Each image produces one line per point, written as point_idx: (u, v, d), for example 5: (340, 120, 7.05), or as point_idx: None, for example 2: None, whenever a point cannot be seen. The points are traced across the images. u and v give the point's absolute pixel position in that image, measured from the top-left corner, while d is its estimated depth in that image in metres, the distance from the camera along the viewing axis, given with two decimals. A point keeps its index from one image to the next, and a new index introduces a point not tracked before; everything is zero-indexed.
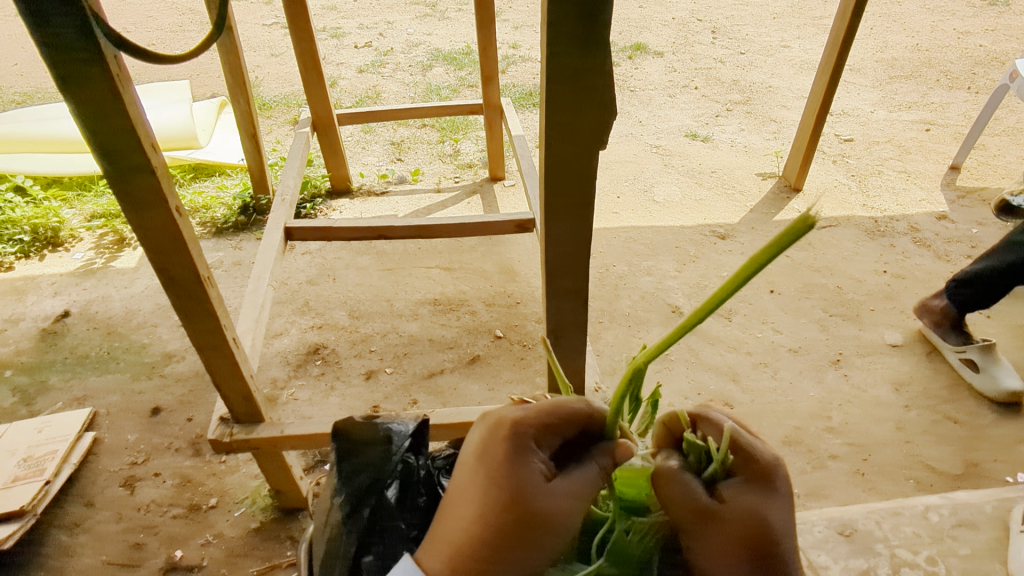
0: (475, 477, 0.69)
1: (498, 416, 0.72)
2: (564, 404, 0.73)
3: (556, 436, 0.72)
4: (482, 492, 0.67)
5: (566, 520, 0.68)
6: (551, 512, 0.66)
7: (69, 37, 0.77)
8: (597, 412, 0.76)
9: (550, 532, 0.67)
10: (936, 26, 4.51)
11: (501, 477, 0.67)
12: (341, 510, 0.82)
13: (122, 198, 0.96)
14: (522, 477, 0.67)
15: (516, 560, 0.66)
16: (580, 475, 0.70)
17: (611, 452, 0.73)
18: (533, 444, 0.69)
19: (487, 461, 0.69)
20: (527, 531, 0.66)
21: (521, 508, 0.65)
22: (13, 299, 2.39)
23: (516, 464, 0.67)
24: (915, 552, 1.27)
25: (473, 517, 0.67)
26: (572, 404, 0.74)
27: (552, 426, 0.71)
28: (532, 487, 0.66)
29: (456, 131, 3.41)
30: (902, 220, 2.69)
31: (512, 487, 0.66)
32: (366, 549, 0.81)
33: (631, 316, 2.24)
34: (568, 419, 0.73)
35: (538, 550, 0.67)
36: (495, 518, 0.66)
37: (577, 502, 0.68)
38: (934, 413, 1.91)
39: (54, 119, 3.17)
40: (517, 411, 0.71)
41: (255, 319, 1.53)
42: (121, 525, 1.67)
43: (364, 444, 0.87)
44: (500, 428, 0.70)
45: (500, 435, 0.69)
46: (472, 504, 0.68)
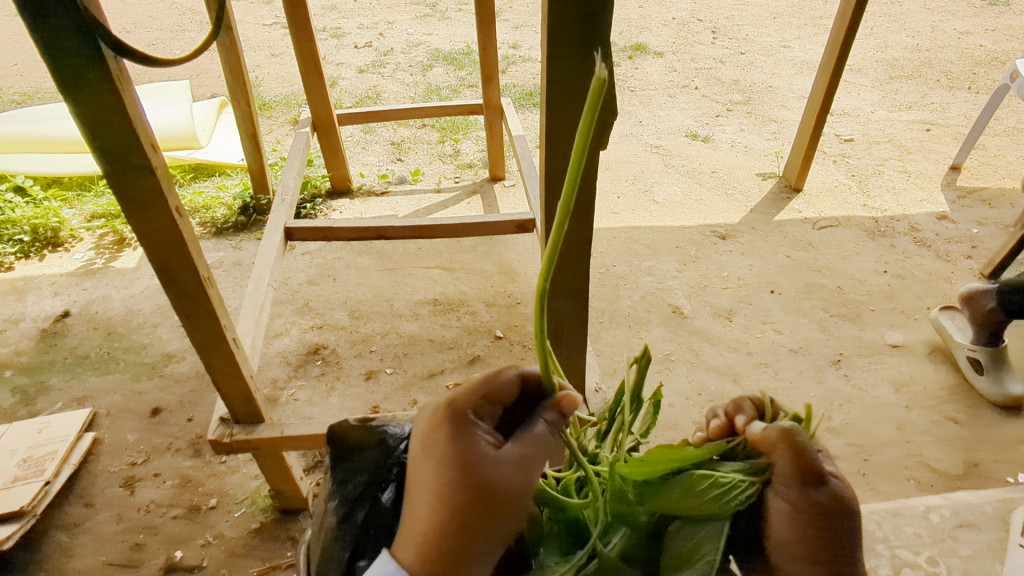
0: (425, 465, 0.71)
1: (437, 402, 0.74)
2: (498, 374, 0.75)
3: (495, 407, 0.74)
4: (434, 477, 0.69)
5: (522, 484, 0.70)
6: (504, 479, 0.69)
7: (68, 36, 0.77)
8: (530, 372, 0.78)
9: (507, 499, 0.70)
10: (937, 26, 4.51)
11: (452, 456, 0.69)
12: (334, 515, 0.82)
13: (121, 197, 0.95)
14: (468, 454, 0.69)
15: (481, 532, 0.69)
16: (526, 442, 0.73)
17: (553, 406, 0.74)
18: (474, 420, 0.72)
19: (433, 447, 0.70)
20: (485, 503, 0.68)
21: (473, 482, 0.68)
22: (13, 299, 2.39)
23: (459, 443, 0.69)
24: (916, 553, 1.27)
25: (430, 503, 0.69)
26: (505, 371, 0.76)
27: (488, 398, 0.74)
28: (484, 459, 0.69)
29: (456, 131, 3.41)
30: (903, 221, 2.69)
31: (460, 465, 0.68)
32: (360, 554, 0.80)
33: (632, 316, 2.23)
34: (505, 390, 0.75)
35: (501, 517, 0.70)
36: (452, 499, 0.68)
37: (528, 466, 0.71)
38: (934, 414, 1.91)
39: (54, 119, 3.17)
40: (452, 392, 0.73)
41: (255, 319, 1.53)
42: (121, 526, 1.67)
43: (360, 447, 0.87)
44: (438, 412, 0.72)
45: (441, 417, 0.71)
46: (429, 491, 0.69)
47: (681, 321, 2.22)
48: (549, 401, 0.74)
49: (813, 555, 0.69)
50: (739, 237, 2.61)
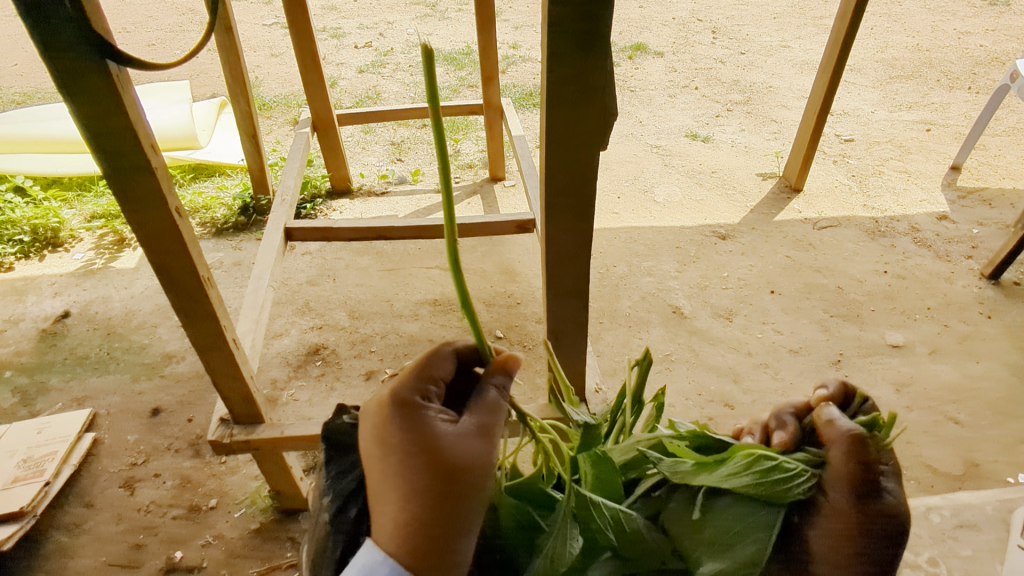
0: (385, 459, 0.70)
1: (380, 396, 0.74)
2: (432, 354, 0.75)
3: (439, 386, 0.75)
4: (397, 467, 0.69)
5: (487, 454, 0.71)
6: (468, 453, 0.70)
7: (69, 38, 0.77)
8: (463, 344, 0.79)
9: (478, 472, 0.70)
10: (936, 26, 4.51)
11: (408, 442, 0.69)
12: (328, 510, 0.81)
13: (121, 197, 0.95)
14: (425, 436, 0.69)
15: (460, 508, 0.69)
16: (481, 409, 0.73)
17: (498, 369, 0.76)
18: (421, 404, 0.72)
19: (388, 438, 0.70)
20: (455, 480, 0.69)
21: (438, 462, 0.68)
22: (13, 299, 2.39)
23: (413, 430, 0.69)
24: (916, 554, 1.27)
25: (401, 494, 0.69)
26: (438, 349, 0.76)
27: (430, 379, 0.74)
28: (439, 439, 0.69)
29: (456, 131, 3.41)
30: (903, 221, 2.69)
31: (421, 449, 0.69)
32: (352, 550, 0.81)
33: (632, 316, 2.23)
34: (444, 366, 0.75)
35: (475, 490, 0.70)
36: (422, 482, 0.68)
37: (488, 435, 0.72)
38: (935, 414, 1.90)
39: (54, 119, 3.17)
40: (393, 383, 0.73)
41: (255, 319, 1.52)
42: (121, 526, 1.67)
43: (355, 444, 0.88)
44: (384, 406, 0.72)
45: (387, 409, 0.71)
46: (397, 482, 0.69)
47: (681, 321, 2.22)
48: (493, 366, 0.76)
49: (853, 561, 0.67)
50: (739, 237, 2.61)
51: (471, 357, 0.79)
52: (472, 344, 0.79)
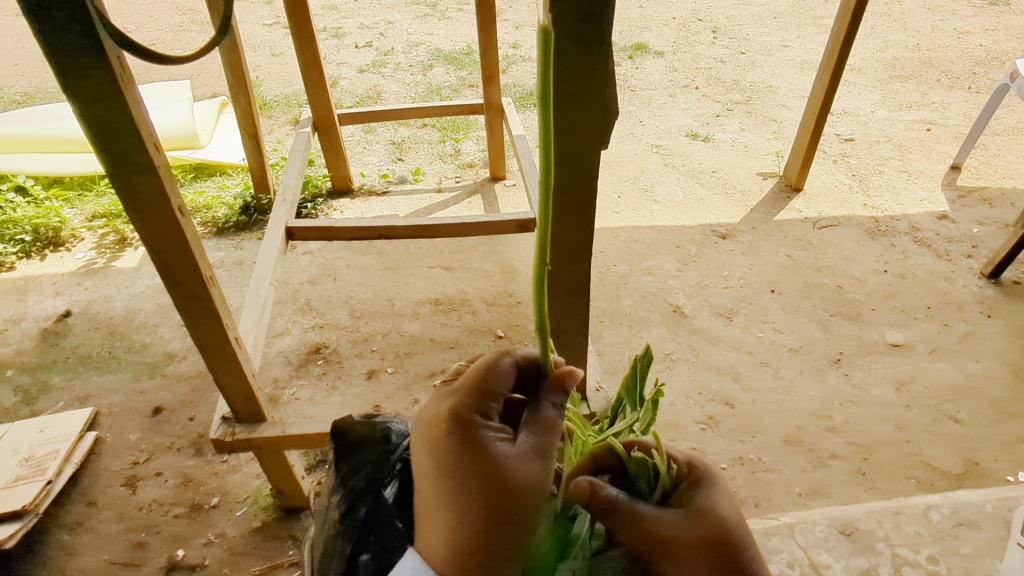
0: (442, 477, 0.69)
1: (435, 410, 0.71)
2: (491, 366, 0.72)
3: (499, 400, 0.72)
4: (453, 487, 0.68)
5: (547, 475, 0.69)
6: (529, 474, 0.67)
7: (69, 34, 0.77)
8: (522, 354, 0.75)
9: (536, 494, 0.68)
10: (937, 26, 4.50)
11: (467, 466, 0.67)
12: (338, 509, 0.83)
13: (122, 195, 0.96)
14: (486, 458, 0.67)
15: (515, 530, 0.67)
16: (542, 430, 0.70)
17: (557, 386, 0.73)
18: (481, 422, 0.70)
19: (448, 457, 0.68)
20: (513, 503, 0.67)
21: (500, 484, 0.66)
22: (15, 299, 2.39)
23: (475, 449, 0.68)
24: (916, 552, 1.27)
25: (459, 514, 0.67)
26: (496, 359, 0.73)
27: (490, 394, 0.71)
28: (500, 464, 0.67)
29: (456, 131, 3.41)
30: (903, 220, 2.69)
31: (483, 469, 0.67)
32: (362, 548, 0.82)
33: (632, 316, 2.24)
34: (504, 382, 0.72)
35: (534, 512, 0.68)
36: (482, 505, 0.66)
37: (548, 455, 0.70)
38: (935, 413, 1.91)
39: (56, 119, 3.18)
40: (451, 398, 0.71)
41: (256, 319, 1.53)
42: (123, 525, 1.67)
43: (362, 442, 0.89)
44: (442, 422, 0.69)
45: (445, 428, 0.69)
46: (454, 503, 0.68)
47: (681, 321, 2.22)
48: (553, 381, 0.73)
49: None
50: (739, 236, 2.61)
51: (528, 367, 0.76)
52: (532, 355, 0.76)
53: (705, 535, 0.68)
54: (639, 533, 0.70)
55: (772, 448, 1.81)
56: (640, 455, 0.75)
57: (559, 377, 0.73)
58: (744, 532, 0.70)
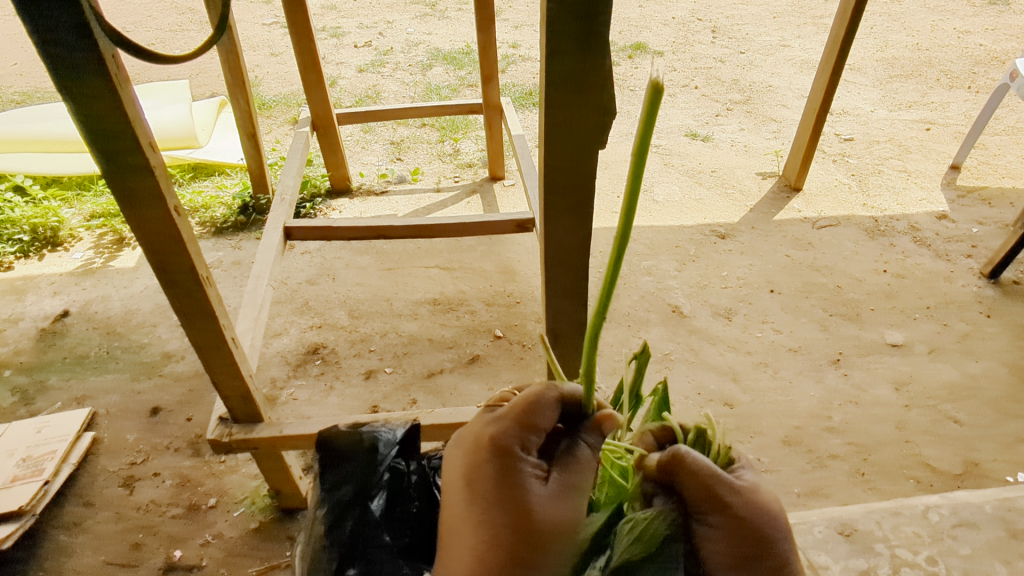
0: (474, 505, 0.67)
1: (476, 434, 0.71)
2: (538, 400, 0.70)
3: (539, 435, 0.71)
4: (484, 516, 0.66)
5: (577, 516, 0.68)
6: (561, 514, 0.67)
7: (64, 35, 0.77)
8: (570, 392, 0.72)
9: (562, 538, 0.67)
10: (937, 26, 4.49)
11: (501, 498, 0.66)
12: (324, 522, 0.85)
13: (119, 196, 0.95)
14: (522, 491, 0.66)
15: (538, 569, 0.65)
16: (577, 475, 0.69)
17: (593, 427, 0.73)
18: (519, 454, 0.69)
19: (483, 486, 0.67)
20: (539, 543, 0.65)
21: (533, 519, 0.65)
22: (13, 299, 2.39)
23: (512, 481, 0.67)
24: (915, 552, 1.27)
25: (487, 547, 0.65)
26: (545, 394, 0.71)
27: (532, 428, 0.70)
28: (534, 502, 0.66)
29: (455, 130, 3.40)
30: (902, 220, 2.68)
31: (518, 502, 0.66)
32: (349, 563, 0.82)
33: (631, 316, 2.23)
34: (547, 418, 0.70)
35: (561, 553, 0.67)
36: (512, 538, 0.65)
37: (580, 496, 0.69)
38: (934, 413, 1.90)
39: (54, 119, 3.17)
40: (490, 425, 0.70)
41: (254, 318, 1.52)
42: (120, 525, 1.67)
43: (348, 453, 0.90)
44: (481, 448, 0.69)
45: (484, 456, 0.68)
46: (484, 533, 0.66)
47: (680, 321, 2.22)
48: (593, 424, 0.72)
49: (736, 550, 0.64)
50: (738, 236, 2.61)
51: (572, 406, 0.73)
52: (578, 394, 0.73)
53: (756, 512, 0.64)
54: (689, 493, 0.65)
55: (771, 448, 1.81)
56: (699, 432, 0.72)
57: (598, 421, 0.73)
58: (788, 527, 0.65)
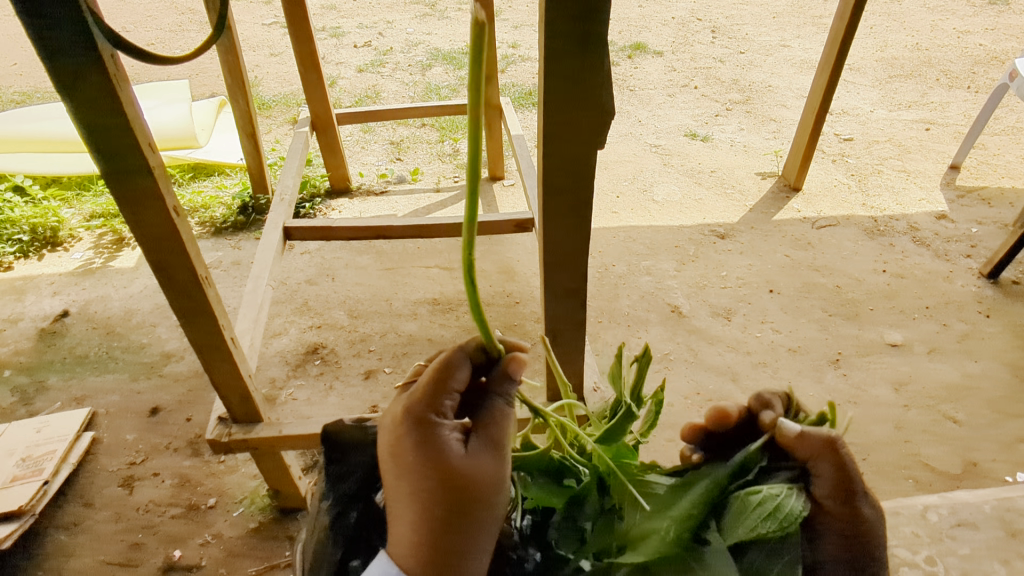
0: (403, 478, 0.68)
1: (395, 409, 0.70)
2: (446, 363, 0.69)
3: (454, 397, 0.70)
4: (414, 485, 0.67)
5: (504, 468, 0.69)
6: (486, 471, 0.67)
7: (63, 36, 0.77)
8: (473, 345, 0.72)
9: (493, 491, 0.68)
10: (937, 25, 4.49)
11: (426, 467, 0.67)
12: (328, 514, 0.84)
13: (118, 196, 0.95)
14: (443, 456, 0.67)
15: (477, 524, 0.68)
16: (495, 425, 0.70)
17: (504, 373, 0.73)
18: (436, 420, 0.68)
19: (407, 461, 0.67)
20: (470, 502, 0.67)
21: (460, 482, 0.66)
22: (13, 299, 2.39)
23: (433, 448, 0.67)
24: (914, 552, 1.27)
25: (422, 514, 0.67)
26: (452, 356, 0.70)
27: (445, 392, 0.69)
28: (458, 464, 0.67)
29: (455, 130, 3.40)
30: (902, 220, 2.69)
31: (441, 469, 0.66)
32: (353, 554, 0.83)
33: (631, 316, 2.23)
34: (459, 377, 0.70)
35: (494, 506, 0.69)
36: (443, 503, 0.66)
37: (501, 449, 0.69)
38: (934, 413, 1.90)
39: (53, 119, 3.17)
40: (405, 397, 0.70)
41: (253, 318, 1.52)
42: (120, 525, 1.67)
43: (353, 447, 0.89)
44: (399, 423, 0.68)
45: (402, 430, 0.68)
46: (417, 504, 0.67)
47: (680, 321, 2.22)
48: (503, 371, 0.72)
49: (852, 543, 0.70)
50: (738, 236, 2.61)
51: (480, 356, 0.73)
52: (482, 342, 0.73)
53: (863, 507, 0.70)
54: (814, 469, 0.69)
55: None
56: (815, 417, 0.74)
57: (510, 367, 0.72)
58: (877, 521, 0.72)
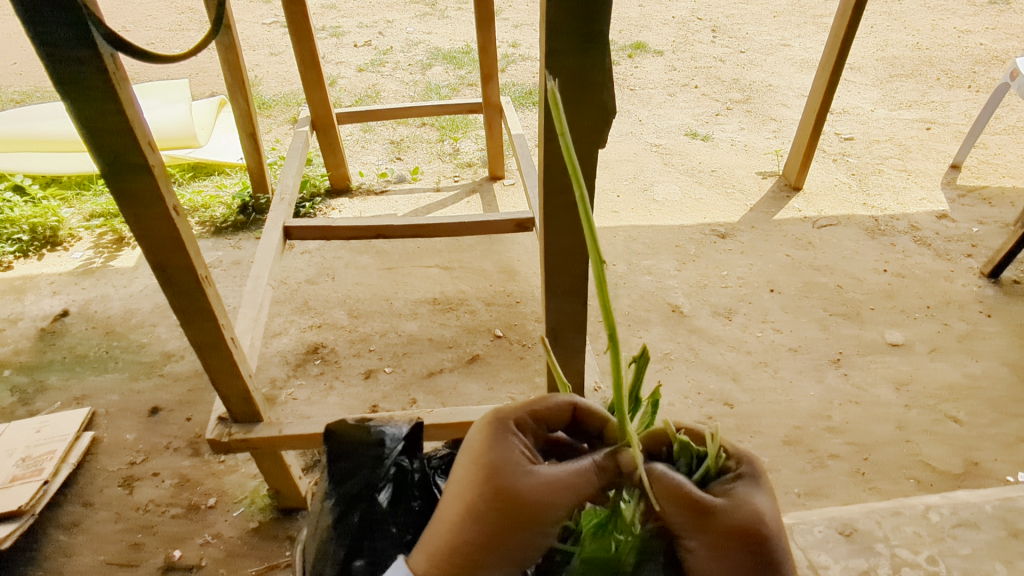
0: (463, 469, 0.71)
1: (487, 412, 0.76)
2: (546, 398, 0.76)
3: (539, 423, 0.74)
4: (469, 473, 0.70)
5: (553, 508, 0.66)
6: (528, 495, 0.66)
7: (62, 32, 0.76)
8: (585, 404, 0.76)
9: (534, 509, 0.66)
10: (937, 24, 4.49)
11: (484, 458, 0.69)
12: (331, 514, 0.87)
13: (118, 195, 0.95)
14: (502, 460, 0.69)
15: (507, 532, 0.67)
16: (570, 467, 0.68)
17: (608, 458, 0.68)
18: (516, 429, 0.72)
19: (470, 453, 0.72)
20: (511, 507, 0.67)
21: (496, 487, 0.67)
22: (12, 299, 2.38)
23: (495, 448, 0.69)
24: (915, 552, 1.26)
25: (458, 502, 0.70)
26: (559, 398, 0.76)
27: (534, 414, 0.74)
28: (515, 467, 0.68)
29: (455, 130, 3.40)
30: (902, 220, 2.68)
31: (489, 467, 0.68)
32: (357, 554, 0.85)
33: (631, 316, 2.23)
34: (553, 408, 0.76)
35: (526, 534, 0.68)
36: (476, 503, 0.68)
37: (558, 493, 0.66)
38: (934, 413, 1.90)
39: (52, 118, 3.16)
40: (503, 406, 0.74)
41: (253, 318, 1.51)
42: (119, 525, 1.67)
43: (357, 445, 0.91)
44: (484, 421, 0.74)
45: (485, 424, 0.73)
46: (458, 491, 0.70)
47: (680, 320, 2.21)
48: (607, 456, 0.68)
49: (728, 555, 0.63)
50: (738, 236, 2.60)
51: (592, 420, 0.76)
52: (601, 412, 0.76)
53: (747, 512, 0.63)
54: (687, 516, 0.64)
55: (771, 448, 1.81)
56: (683, 441, 0.70)
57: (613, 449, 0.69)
58: (783, 520, 0.65)
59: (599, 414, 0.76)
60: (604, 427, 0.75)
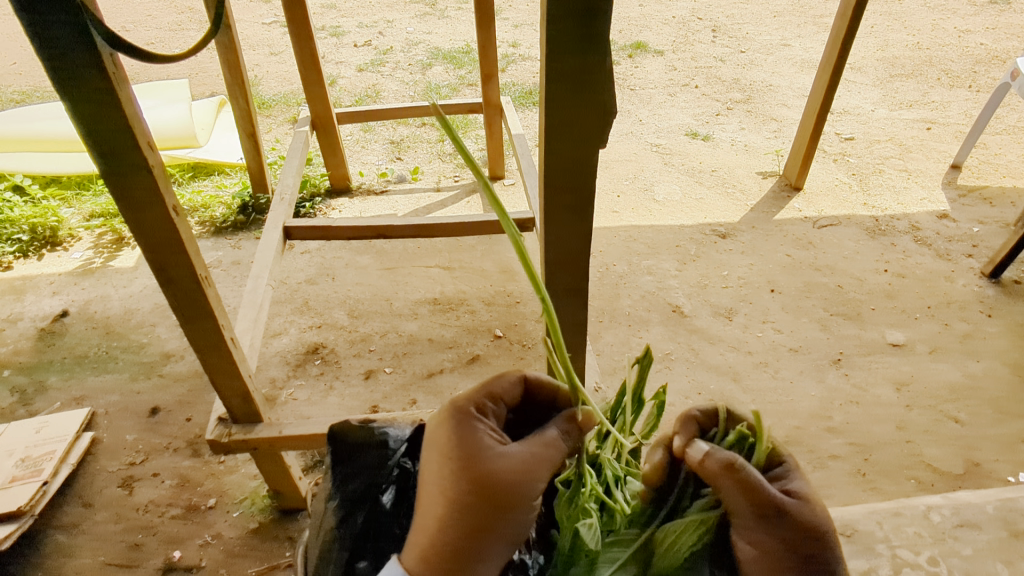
0: (435, 463, 0.70)
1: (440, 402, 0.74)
2: (496, 377, 0.76)
3: (497, 405, 0.74)
4: (444, 465, 0.69)
5: (534, 483, 0.69)
6: (509, 476, 0.68)
7: (60, 30, 0.76)
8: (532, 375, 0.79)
9: (518, 489, 0.68)
10: (937, 24, 4.48)
11: (456, 449, 0.68)
12: (335, 515, 0.86)
13: (117, 195, 0.95)
14: (475, 448, 0.68)
15: (495, 518, 0.68)
16: (537, 439, 0.71)
17: (566, 420, 0.75)
18: (476, 413, 0.71)
19: (438, 447, 0.70)
20: (495, 494, 0.67)
21: (477, 479, 0.67)
22: (12, 299, 2.38)
23: (462, 439, 0.69)
24: (916, 553, 1.26)
25: (437, 499, 0.69)
26: (505, 375, 0.77)
27: (490, 397, 0.74)
28: (489, 452, 0.68)
29: (455, 129, 3.39)
30: (903, 220, 2.68)
31: (462, 459, 0.68)
32: (359, 556, 0.83)
33: (632, 316, 2.23)
34: (505, 386, 0.76)
35: (512, 515, 0.69)
36: (460, 497, 0.67)
37: (536, 467, 0.69)
38: (935, 413, 1.90)
39: (52, 118, 3.16)
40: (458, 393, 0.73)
41: (253, 318, 1.51)
42: (119, 526, 1.67)
43: (361, 447, 0.91)
44: (443, 411, 0.72)
45: (444, 415, 0.71)
46: (437, 487, 0.69)
47: (680, 320, 2.21)
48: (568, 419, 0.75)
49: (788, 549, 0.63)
50: (738, 236, 2.60)
51: (537, 389, 0.80)
52: (545, 379, 0.80)
53: (809, 517, 0.63)
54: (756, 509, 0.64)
55: None
56: (739, 433, 0.70)
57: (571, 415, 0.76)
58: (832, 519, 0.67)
59: (551, 384, 0.80)
60: (556, 394, 0.80)
